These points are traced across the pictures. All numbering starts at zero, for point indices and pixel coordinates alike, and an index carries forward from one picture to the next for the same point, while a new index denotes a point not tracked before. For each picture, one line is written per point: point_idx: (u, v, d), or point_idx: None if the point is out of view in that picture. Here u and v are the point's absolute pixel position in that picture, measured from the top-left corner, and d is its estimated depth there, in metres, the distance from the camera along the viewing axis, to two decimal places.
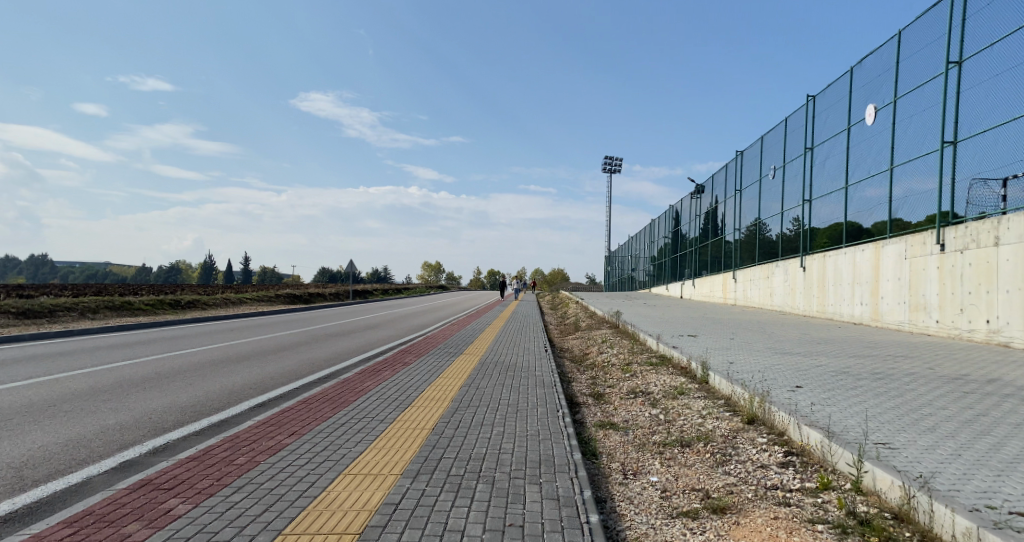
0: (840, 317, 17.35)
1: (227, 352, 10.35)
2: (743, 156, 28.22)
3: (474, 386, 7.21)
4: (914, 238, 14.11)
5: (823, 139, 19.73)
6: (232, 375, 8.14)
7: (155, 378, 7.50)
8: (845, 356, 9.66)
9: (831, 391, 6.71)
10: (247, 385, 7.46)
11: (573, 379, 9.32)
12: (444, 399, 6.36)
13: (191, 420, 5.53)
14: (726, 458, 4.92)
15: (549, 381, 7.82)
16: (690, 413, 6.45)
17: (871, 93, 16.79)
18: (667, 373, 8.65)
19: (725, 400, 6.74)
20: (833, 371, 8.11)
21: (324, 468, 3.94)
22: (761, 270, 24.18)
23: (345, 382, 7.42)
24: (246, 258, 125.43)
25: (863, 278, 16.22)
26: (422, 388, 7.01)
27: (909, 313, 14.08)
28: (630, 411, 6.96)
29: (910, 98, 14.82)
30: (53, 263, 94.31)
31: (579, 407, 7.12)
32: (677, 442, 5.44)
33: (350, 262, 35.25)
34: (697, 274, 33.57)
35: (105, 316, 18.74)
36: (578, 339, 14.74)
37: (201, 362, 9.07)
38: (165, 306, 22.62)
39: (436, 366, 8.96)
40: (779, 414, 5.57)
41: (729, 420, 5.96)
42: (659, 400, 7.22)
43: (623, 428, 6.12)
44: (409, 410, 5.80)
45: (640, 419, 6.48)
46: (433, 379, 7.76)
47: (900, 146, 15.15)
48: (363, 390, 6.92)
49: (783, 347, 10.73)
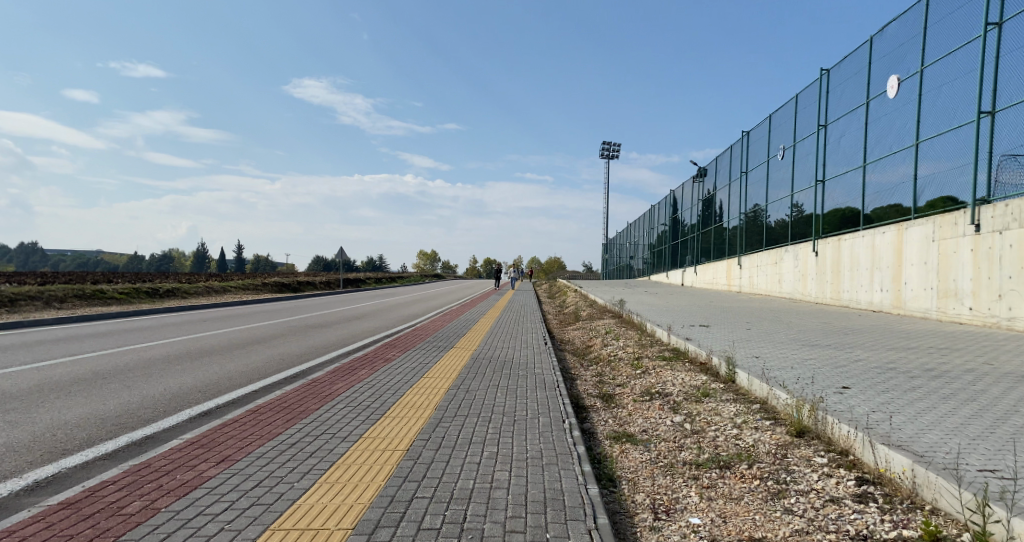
0: (857, 304, 16.33)
1: (189, 347, 9.20)
2: (748, 137, 27.03)
3: (464, 389, 6.11)
4: (943, 219, 13.06)
5: (837, 115, 18.59)
6: (184, 374, 7.02)
7: (87, 380, 6.33)
8: (884, 349, 8.56)
9: (887, 394, 5.64)
10: (195, 388, 6.30)
11: (575, 377, 8.23)
12: (427, 407, 5.25)
13: (105, 438, 4.39)
14: (782, 488, 3.86)
15: (551, 381, 6.72)
16: (719, 423, 5.40)
17: (893, 64, 15.63)
18: (684, 370, 7.58)
19: (762, 405, 5.68)
20: (877, 368, 7.01)
21: (245, 521, 2.84)
22: (768, 256, 23.09)
23: (311, 384, 6.29)
24: (240, 247, 123.47)
25: (884, 263, 15.18)
26: (401, 393, 5.89)
27: (937, 300, 13.06)
28: (647, 417, 5.86)
29: (940, 66, 13.67)
30: (43, 252, 93.03)
31: (588, 413, 6.04)
32: (714, 464, 4.38)
33: (341, 249, 34.22)
34: (698, 261, 32.43)
35: (74, 305, 17.61)
36: (580, 329, 13.70)
37: (153, 359, 7.91)
38: (142, 295, 21.48)
39: (422, 363, 7.85)
40: (837, 426, 4.51)
41: (770, 432, 4.93)
42: (681, 404, 6.15)
43: (643, 442, 5.05)
44: (382, 423, 4.69)
45: (662, 429, 5.40)
46: (416, 379, 6.66)
47: (926, 119, 14.04)
48: (331, 394, 5.79)
49: (809, 339, 9.63)
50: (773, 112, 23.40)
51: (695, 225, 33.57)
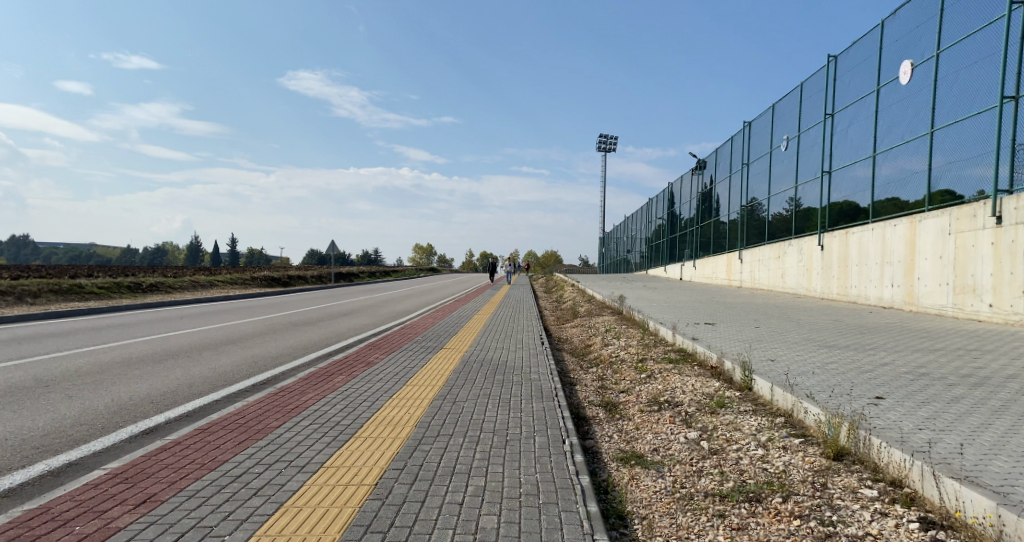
0: (866, 300, 15.71)
1: (157, 347, 8.51)
2: (750, 127, 26.28)
3: (452, 401, 5.40)
4: (960, 211, 12.41)
5: (845, 104, 17.90)
6: (140, 382, 6.26)
7: (23, 390, 5.57)
8: (908, 351, 7.88)
9: (929, 407, 4.96)
10: (146, 399, 5.55)
11: (575, 382, 7.54)
12: (405, 425, 4.54)
13: (17, 465, 3.67)
14: (829, 532, 3.21)
15: (548, 389, 6.02)
16: (740, 441, 4.72)
17: (906, 48, 14.94)
18: (694, 374, 6.92)
19: (788, 421, 5.00)
20: (908, 373, 6.34)
21: None
22: (770, 249, 22.43)
23: (278, 396, 5.55)
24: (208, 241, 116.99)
25: (895, 257, 14.54)
26: (378, 406, 5.17)
27: (953, 296, 12.45)
28: (656, 432, 5.18)
29: (960, 48, 12.99)
30: (34, 244, 92.12)
31: (590, 427, 5.37)
32: (743, 497, 3.70)
33: (331, 243, 33.31)
34: (697, 255, 31.78)
35: (49, 300, 16.83)
36: (578, 327, 13.04)
37: (111, 363, 7.14)
38: (123, 289, 20.69)
39: (405, 368, 7.11)
40: (884, 450, 3.82)
41: (802, 454, 4.25)
42: (693, 417, 5.47)
43: (655, 465, 4.38)
44: (350, 446, 4.00)
45: (675, 448, 4.73)
46: (396, 388, 5.94)
47: (943, 106, 13.37)
48: (298, 408, 5.08)
49: (825, 339, 8.97)
50: (777, 101, 22.68)
51: (693, 218, 32.91)
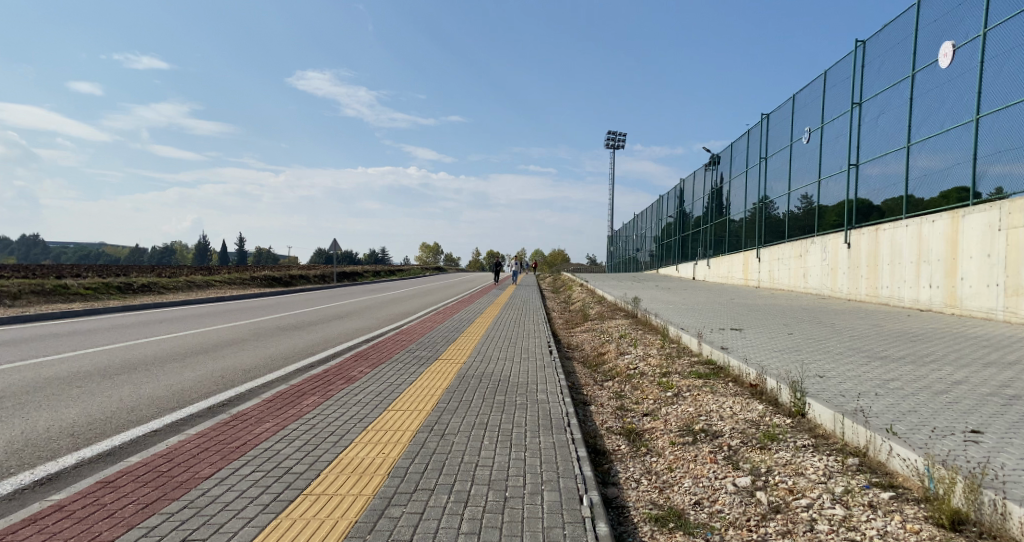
0: (900, 301, 14.56)
1: (117, 358, 7.56)
2: (768, 120, 24.97)
3: (441, 435, 4.32)
4: (1012, 204, 11.22)
5: (875, 91, 16.68)
6: (72, 405, 5.23)
7: None
8: (980, 365, 6.70)
9: None
10: (67, 431, 4.50)
11: (589, 401, 6.48)
12: (375, 474, 3.50)
13: None
14: None
15: (557, 416, 4.96)
16: (808, 493, 3.62)
17: (947, 29, 13.72)
18: (729, 394, 5.82)
19: (865, 464, 3.90)
20: (998, 398, 5.17)
21: None
22: (791, 248, 21.20)
23: (228, 427, 4.50)
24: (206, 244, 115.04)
25: (933, 255, 13.38)
26: (346, 442, 4.12)
27: (1004, 298, 11.29)
28: (694, 477, 4.09)
29: (1011, 25, 11.75)
30: (45, 245, 92.37)
31: (609, 468, 4.32)
32: None
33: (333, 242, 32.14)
34: (710, 253, 30.55)
35: (28, 303, 15.93)
36: (589, 332, 11.95)
37: (49, 380, 6.11)
38: (112, 291, 19.76)
39: (390, 385, 6.06)
40: None
41: (899, 519, 3.16)
42: (739, 455, 4.38)
43: (703, 530, 3.33)
44: (291, 512, 2.95)
45: (725, 502, 3.66)
46: (373, 415, 4.87)
47: (989, 89, 12.18)
48: (248, 446, 4.03)
49: (876, 351, 7.78)
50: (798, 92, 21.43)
51: (706, 216, 31.66)
